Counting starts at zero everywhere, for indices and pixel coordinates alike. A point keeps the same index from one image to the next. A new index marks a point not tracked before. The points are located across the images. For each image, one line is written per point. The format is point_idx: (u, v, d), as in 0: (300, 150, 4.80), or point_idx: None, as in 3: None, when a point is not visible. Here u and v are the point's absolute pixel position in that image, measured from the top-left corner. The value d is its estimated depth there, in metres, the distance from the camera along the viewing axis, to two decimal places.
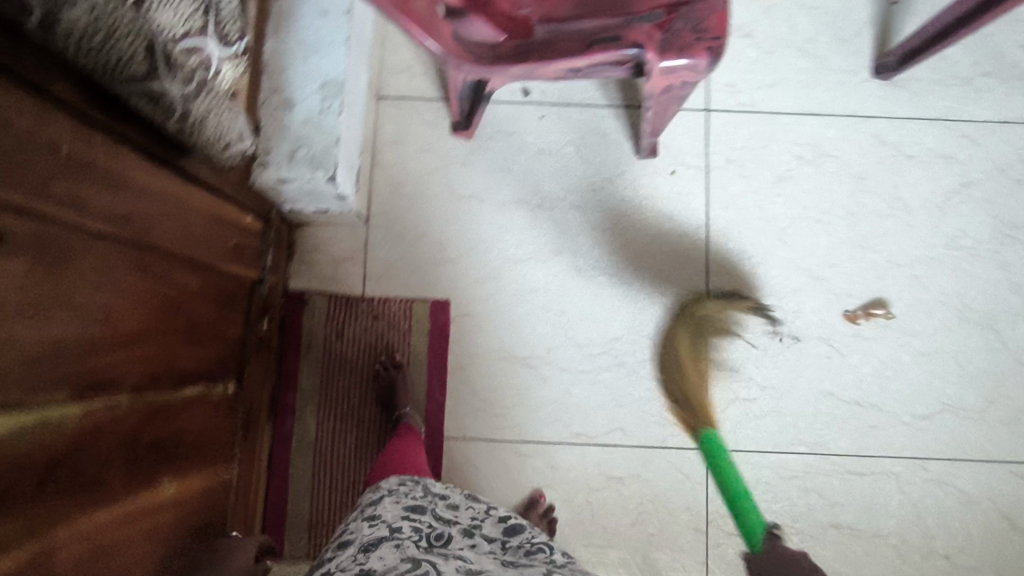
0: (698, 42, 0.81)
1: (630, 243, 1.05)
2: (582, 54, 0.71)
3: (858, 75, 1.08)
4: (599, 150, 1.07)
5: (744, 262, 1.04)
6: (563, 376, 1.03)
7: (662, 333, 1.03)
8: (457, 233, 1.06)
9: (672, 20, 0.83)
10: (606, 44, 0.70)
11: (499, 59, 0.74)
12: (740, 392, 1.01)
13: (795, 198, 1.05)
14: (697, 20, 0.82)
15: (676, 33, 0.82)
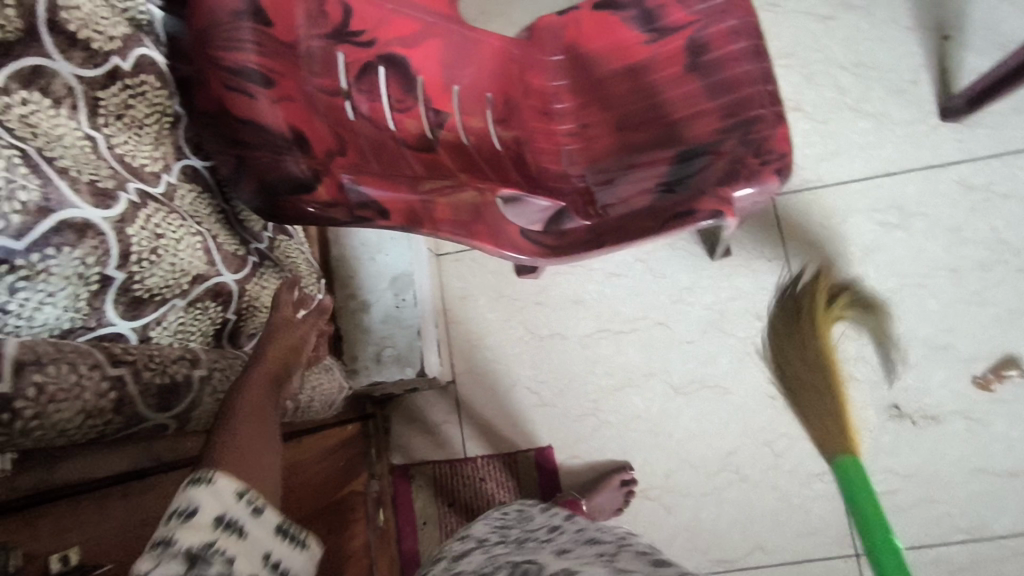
0: (764, 166, 0.72)
1: (725, 349, 1.01)
2: (658, 231, 0.69)
3: (925, 122, 1.01)
4: (671, 261, 1.04)
5: (850, 346, 0.99)
6: (685, 501, 0.98)
7: (780, 438, 0.98)
8: (546, 375, 1.04)
9: (728, 151, 0.75)
10: (682, 217, 0.68)
11: (574, 245, 0.72)
12: (879, 485, 0.95)
13: (888, 267, 1.00)
14: (758, 142, 0.73)
15: (737, 157, 0.74)
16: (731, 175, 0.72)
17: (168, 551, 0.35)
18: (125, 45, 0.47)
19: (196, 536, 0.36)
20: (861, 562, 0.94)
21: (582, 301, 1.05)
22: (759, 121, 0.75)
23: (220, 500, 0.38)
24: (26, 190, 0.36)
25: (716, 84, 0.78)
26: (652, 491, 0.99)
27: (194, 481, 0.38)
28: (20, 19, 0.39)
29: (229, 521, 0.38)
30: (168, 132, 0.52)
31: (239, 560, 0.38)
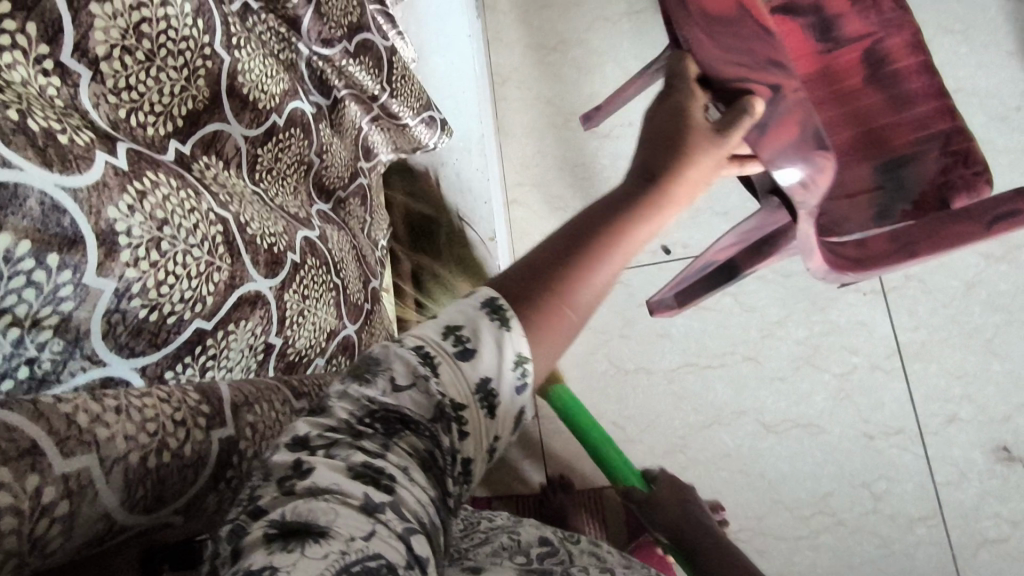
0: (978, 177, 0.65)
1: (819, 386, 0.98)
2: (987, 236, 0.60)
3: None
4: (759, 294, 1.02)
5: (953, 384, 0.95)
6: (779, 544, 0.95)
7: (878, 479, 0.95)
8: (630, 410, 1.02)
9: (932, 164, 0.67)
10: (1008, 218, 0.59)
11: (875, 258, 0.64)
12: (988, 532, 0.91)
13: (992, 303, 0.96)
14: (964, 152, 0.66)
15: (947, 170, 0.66)
16: (949, 188, 0.66)
17: (428, 371, 0.36)
18: (282, 101, 0.50)
19: (456, 387, 0.36)
20: None
21: (667, 335, 1.03)
22: (956, 135, 0.67)
23: (497, 359, 0.36)
24: (219, 270, 0.39)
25: (895, 98, 0.70)
26: (743, 533, 0.96)
27: (492, 313, 0.37)
28: (207, 87, 0.42)
29: (489, 391, 0.37)
30: (301, 178, 0.55)
31: (471, 438, 0.36)
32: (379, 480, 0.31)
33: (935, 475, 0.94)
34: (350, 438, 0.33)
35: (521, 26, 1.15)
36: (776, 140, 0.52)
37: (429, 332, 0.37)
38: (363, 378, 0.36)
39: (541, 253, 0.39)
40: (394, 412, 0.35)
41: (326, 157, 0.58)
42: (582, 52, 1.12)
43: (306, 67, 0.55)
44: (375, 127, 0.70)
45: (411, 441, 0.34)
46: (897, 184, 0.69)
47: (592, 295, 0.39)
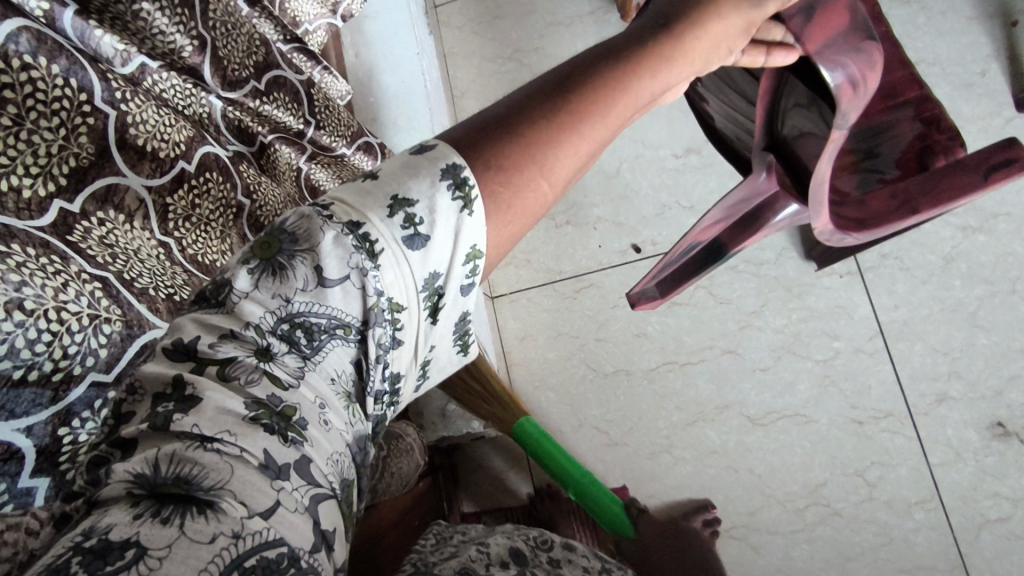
0: (952, 141, 0.72)
1: (802, 375, 0.96)
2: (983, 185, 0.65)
3: (1002, 113, 0.94)
4: (734, 286, 1.00)
5: (940, 361, 0.92)
6: (774, 540, 0.93)
7: (871, 466, 0.92)
8: (613, 413, 1.01)
9: (909, 129, 0.74)
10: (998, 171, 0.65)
11: (885, 215, 0.67)
12: (989, 512, 0.88)
13: (973, 275, 0.93)
14: (937, 118, 0.73)
15: (922, 135, 0.73)
16: (926, 151, 0.72)
17: (367, 262, 0.36)
18: (188, 147, 0.50)
19: (396, 286, 0.37)
20: None
21: (644, 334, 1.02)
22: (926, 102, 0.75)
23: (447, 252, 0.38)
24: (110, 324, 0.38)
25: None
26: (737, 530, 0.94)
27: (455, 189, 0.37)
28: (90, 143, 0.42)
29: (435, 289, 0.39)
30: (232, 222, 0.53)
31: (404, 346, 0.39)
32: (291, 412, 0.34)
33: (929, 456, 0.91)
34: (264, 359, 0.35)
35: (475, 39, 1.17)
36: (821, 30, 0.40)
37: (372, 209, 0.37)
38: (286, 264, 0.36)
39: (520, 106, 0.39)
40: (320, 317, 0.36)
41: (258, 193, 0.57)
42: (537, 59, 1.13)
43: (220, 117, 0.57)
44: (315, 165, 0.69)
45: (342, 351, 0.37)
46: (881, 151, 0.73)
47: (571, 156, 0.39)
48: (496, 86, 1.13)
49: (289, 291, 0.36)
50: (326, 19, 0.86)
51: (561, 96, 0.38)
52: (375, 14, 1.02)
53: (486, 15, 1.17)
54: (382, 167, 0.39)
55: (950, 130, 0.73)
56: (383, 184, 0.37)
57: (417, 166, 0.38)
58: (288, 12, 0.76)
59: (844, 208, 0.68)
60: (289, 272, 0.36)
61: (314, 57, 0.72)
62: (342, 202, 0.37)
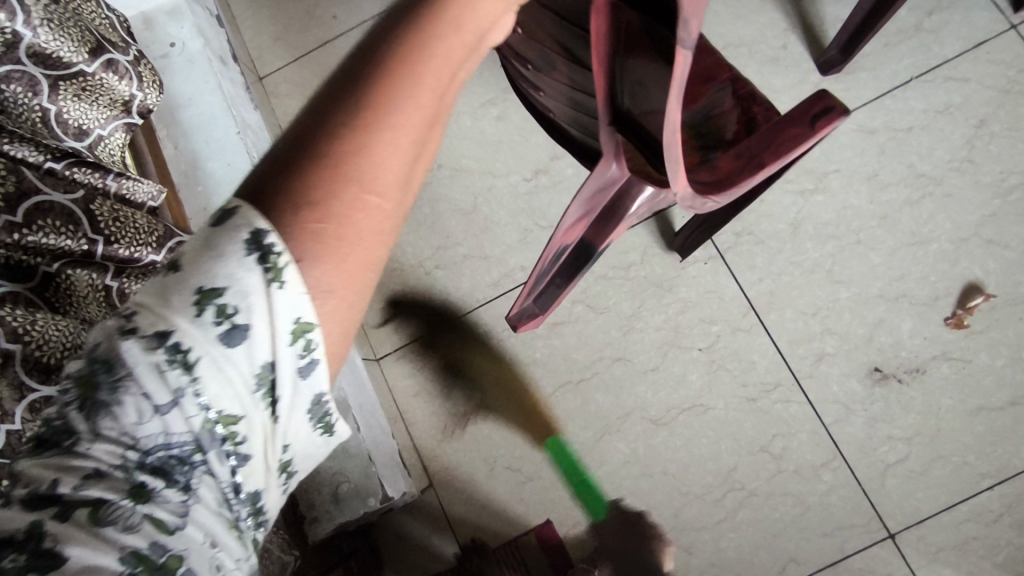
0: (770, 109, 0.73)
1: (691, 367, 0.97)
2: (816, 134, 0.63)
3: (809, 80, 1.00)
4: (609, 294, 1.00)
5: (811, 323, 0.95)
6: (702, 536, 0.92)
7: (773, 439, 0.93)
8: (522, 449, 0.98)
9: (729, 106, 0.74)
10: (830, 115, 0.64)
11: (730, 175, 0.62)
12: (887, 457, 0.91)
13: (821, 234, 0.97)
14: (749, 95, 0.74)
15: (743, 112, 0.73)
16: (752, 121, 0.73)
17: (184, 379, 0.33)
18: None
19: (224, 397, 0.34)
20: (896, 541, 0.88)
21: (535, 362, 1.00)
22: (738, 80, 0.75)
23: (270, 341, 0.34)
24: None
25: None
26: (665, 535, 0.93)
27: (261, 261, 0.33)
28: None
29: (272, 383, 0.35)
30: None
31: (261, 461, 0.36)
32: (175, 564, 0.33)
33: (823, 417, 0.93)
34: (140, 500, 0.33)
35: None
36: None
37: (176, 312, 0.33)
38: (109, 398, 0.33)
39: (313, 117, 0.35)
40: (169, 448, 0.34)
41: (30, 332, 0.51)
42: None
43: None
44: (128, 278, 0.64)
45: (209, 481, 0.35)
46: (714, 127, 0.72)
47: (388, 157, 0.36)
48: None
49: (124, 426, 0.33)
50: (123, 120, 0.76)
51: (348, 101, 0.35)
52: (189, 101, 0.98)
53: (314, 79, 1.16)
54: (183, 253, 0.35)
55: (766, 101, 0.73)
56: (192, 276, 0.34)
57: (217, 239, 0.34)
58: (69, 122, 0.68)
59: (698, 173, 0.62)
60: (117, 408, 0.33)
61: (100, 166, 0.67)
62: (147, 309, 0.33)
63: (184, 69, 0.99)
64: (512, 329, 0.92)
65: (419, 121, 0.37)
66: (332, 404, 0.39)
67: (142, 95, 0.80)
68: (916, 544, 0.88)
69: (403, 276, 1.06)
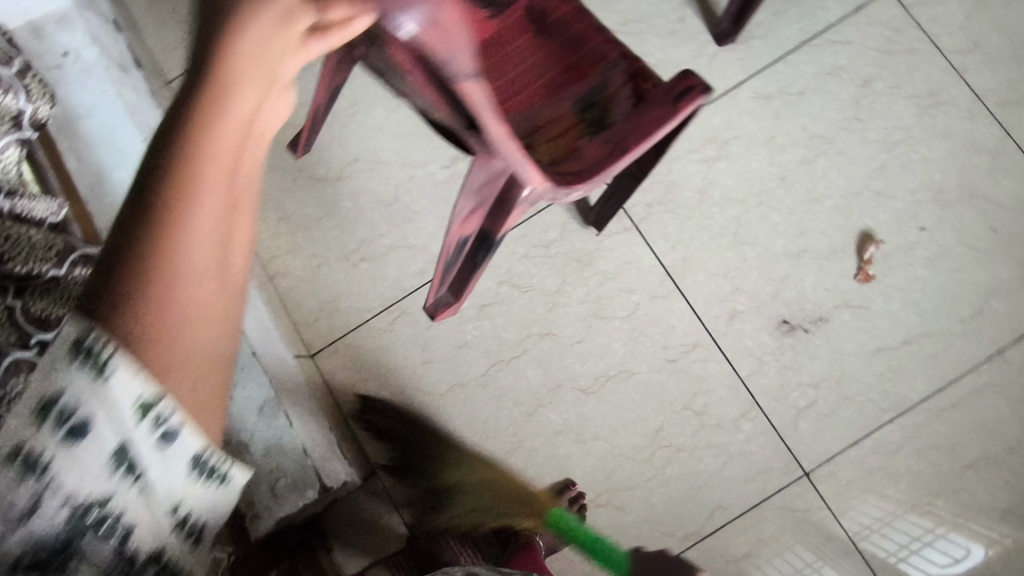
0: (655, 85, 0.74)
1: (614, 335, 1.01)
2: (675, 113, 0.67)
3: (706, 52, 1.04)
4: (532, 272, 1.03)
5: (723, 283, 1.00)
6: (636, 495, 0.97)
7: (695, 396, 0.98)
8: (460, 429, 1.00)
9: (618, 83, 0.75)
10: (688, 95, 0.68)
11: (600, 162, 0.66)
12: (798, 402, 0.97)
13: (726, 199, 1.02)
14: (636, 70, 0.75)
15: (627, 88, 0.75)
16: (635, 99, 0.74)
17: (36, 480, 0.32)
18: None
19: (83, 482, 0.33)
20: (811, 480, 0.96)
21: (466, 345, 1.03)
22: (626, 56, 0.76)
23: (111, 420, 0.32)
24: None
25: (567, 42, 0.77)
26: (601, 497, 0.98)
27: (79, 356, 0.32)
28: None
29: (126, 458, 0.33)
30: None
31: (141, 532, 0.34)
32: None
33: (738, 371, 0.98)
34: None
35: None
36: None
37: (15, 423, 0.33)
38: None
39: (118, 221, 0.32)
40: (37, 547, 0.32)
41: None
42: None
43: None
44: (30, 297, 0.63)
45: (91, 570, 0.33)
46: (601, 109, 0.74)
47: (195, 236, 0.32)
48: None
49: None
50: (15, 135, 0.74)
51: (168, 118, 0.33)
52: (90, 111, 0.96)
53: None
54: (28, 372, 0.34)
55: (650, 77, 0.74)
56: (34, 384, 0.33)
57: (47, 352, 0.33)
58: None
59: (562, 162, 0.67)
60: None
61: None
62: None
63: (81, 81, 0.97)
64: (432, 318, 0.97)
65: (218, 200, 0.32)
66: (222, 458, 0.35)
67: (31, 107, 0.79)
68: (828, 478, 0.95)
69: (329, 270, 1.06)
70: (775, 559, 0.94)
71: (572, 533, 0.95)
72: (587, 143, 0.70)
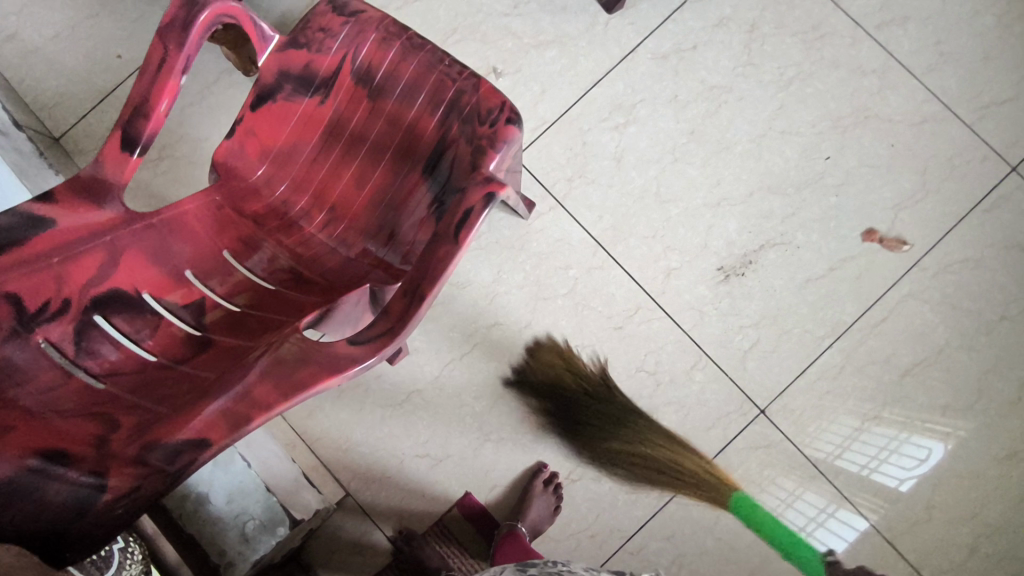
0: (495, 125, 0.72)
1: (560, 313, 1.02)
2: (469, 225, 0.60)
3: (597, 22, 1.06)
4: (467, 266, 1.03)
5: (654, 244, 1.03)
6: (607, 463, 1.00)
7: (647, 357, 1.01)
8: (425, 435, 1.00)
9: (456, 135, 0.74)
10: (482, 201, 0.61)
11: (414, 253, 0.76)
12: (743, 344, 1.01)
13: (642, 162, 1.04)
14: (475, 110, 0.73)
15: (464, 137, 0.73)
16: (473, 151, 0.72)
17: None
18: None
19: None
20: (768, 415, 1.00)
21: (414, 351, 1.02)
22: (461, 94, 0.74)
23: None
24: None
25: (404, 92, 0.76)
26: (574, 472, 1.00)
27: None
28: None
29: None
30: None
31: None
32: None
33: (683, 325, 1.01)
34: None
35: None
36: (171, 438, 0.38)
37: None
38: None
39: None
40: None
41: None
42: (190, 146, 1.07)
43: None
44: None
45: None
46: (441, 167, 0.76)
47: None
48: (166, 193, 1.06)
49: None
50: None
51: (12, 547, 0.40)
52: None
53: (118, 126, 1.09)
54: None
55: (486, 120, 0.72)
56: None
57: None
58: None
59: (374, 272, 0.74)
60: None
61: None
62: None
63: None
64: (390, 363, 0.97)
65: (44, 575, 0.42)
66: None
67: None
68: (782, 410, 1.00)
69: None
70: (752, 497, 0.99)
71: (553, 511, 0.97)
72: (421, 220, 0.76)
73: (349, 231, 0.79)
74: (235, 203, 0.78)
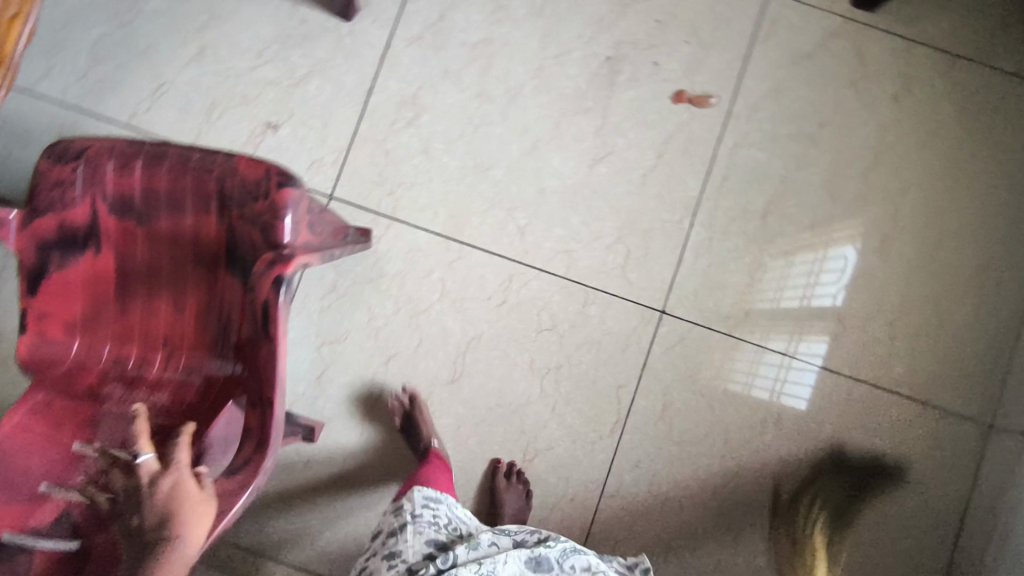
0: (269, 198, 0.68)
1: (443, 317, 1.01)
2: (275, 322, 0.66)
3: (342, 35, 1.04)
4: (338, 318, 1.01)
5: (495, 211, 1.02)
6: (552, 427, 1.01)
7: (540, 316, 1.02)
8: (378, 490, 0.99)
9: (242, 223, 0.70)
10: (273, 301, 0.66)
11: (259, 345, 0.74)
12: (617, 261, 1.02)
13: (448, 143, 1.03)
14: (245, 191, 0.69)
15: (250, 218, 0.70)
16: (263, 234, 0.69)
17: None
18: None
19: None
20: (669, 311, 1.02)
21: (329, 421, 1.00)
22: (224, 179, 0.69)
23: None
24: None
25: (171, 205, 0.71)
26: (528, 451, 1.00)
27: None
28: None
29: None
30: None
31: None
32: None
33: (557, 271, 1.02)
34: None
35: None
36: None
37: None
38: None
39: None
40: None
41: None
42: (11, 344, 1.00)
43: None
44: None
45: None
46: (246, 257, 0.72)
47: None
48: (11, 400, 0.99)
49: None
50: None
51: None
52: None
53: None
54: None
55: (259, 196, 0.68)
56: None
57: None
58: None
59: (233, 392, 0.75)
60: None
61: None
62: None
63: None
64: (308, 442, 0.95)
65: None
66: None
67: None
68: (679, 300, 1.02)
69: None
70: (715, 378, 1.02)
71: (524, 497, 0.97)
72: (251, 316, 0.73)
73: (193, 359, 0.77)
74: (62, 391, 0.75)
